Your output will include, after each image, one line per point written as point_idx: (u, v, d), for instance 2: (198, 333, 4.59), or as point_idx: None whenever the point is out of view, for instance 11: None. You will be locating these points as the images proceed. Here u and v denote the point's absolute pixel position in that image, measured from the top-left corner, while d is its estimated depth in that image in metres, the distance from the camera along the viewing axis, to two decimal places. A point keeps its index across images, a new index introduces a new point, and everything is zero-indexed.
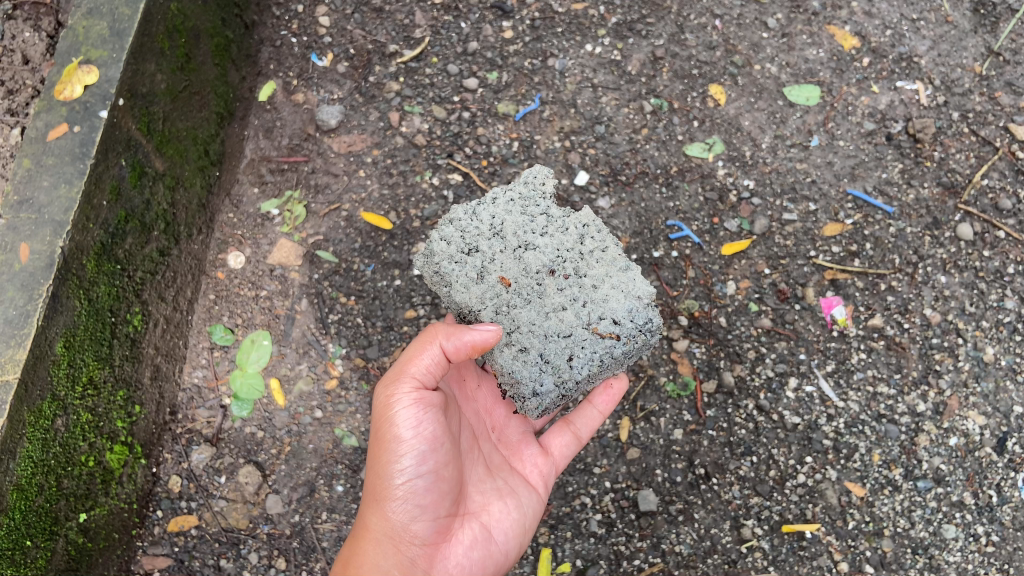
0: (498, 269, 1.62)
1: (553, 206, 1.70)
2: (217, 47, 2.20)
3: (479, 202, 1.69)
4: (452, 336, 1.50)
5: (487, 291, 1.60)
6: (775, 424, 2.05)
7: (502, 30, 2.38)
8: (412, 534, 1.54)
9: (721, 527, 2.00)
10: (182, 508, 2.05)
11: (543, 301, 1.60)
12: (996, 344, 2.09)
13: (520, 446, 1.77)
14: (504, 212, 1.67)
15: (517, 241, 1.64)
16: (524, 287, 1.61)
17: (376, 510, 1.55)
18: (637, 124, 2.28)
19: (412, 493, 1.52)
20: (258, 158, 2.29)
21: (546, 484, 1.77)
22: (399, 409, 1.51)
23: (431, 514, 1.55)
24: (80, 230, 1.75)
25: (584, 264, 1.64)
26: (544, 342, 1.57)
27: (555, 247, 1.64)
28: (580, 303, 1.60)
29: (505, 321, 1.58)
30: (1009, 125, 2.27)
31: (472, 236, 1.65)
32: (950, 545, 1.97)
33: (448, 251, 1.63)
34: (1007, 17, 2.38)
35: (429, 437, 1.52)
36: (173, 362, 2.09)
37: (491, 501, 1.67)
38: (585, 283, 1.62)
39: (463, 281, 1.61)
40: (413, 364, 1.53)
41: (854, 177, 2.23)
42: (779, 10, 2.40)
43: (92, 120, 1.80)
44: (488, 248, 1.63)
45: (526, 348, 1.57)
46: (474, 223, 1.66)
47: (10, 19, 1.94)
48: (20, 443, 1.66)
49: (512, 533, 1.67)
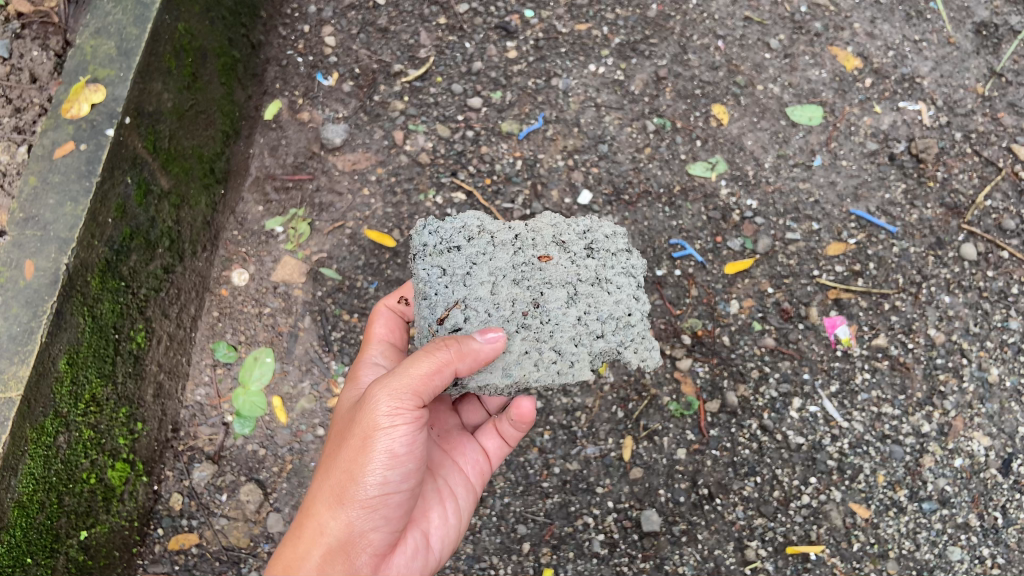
0: (566, 255, 1.67)
1: (601, 345, 1.61)
2: (223, 66, 2.22)
3: (638, 282, 1.68)
4: (466, 357, 1.46)
5: (545, 238, 1.68)
6: (779, 444, 2.04)
7: (507, 50, 2.40)
8: (368, 543, 1.48)
9: (725, 548, 1.99)
10: (184, 526, 2.05)
11: (506, 275, 1.63)
12: (1001, 364, 2.09)
13: (462, 443, 1.77)
14: (622, 299, 1.65)
15: (583, 293, 1.64)
16: (530, 270, 1.64)
17: (336, 513, 1.45)
18: (640, 143, 2.29)
19: (383, 505, 1.46)
20: (263, 176, 2.30)
21: (482, 486, 1.79)
22: (398, 425, 1.43)
23: (391, 526, 1.50)
24: (85, 247, 1.75)
25: (519, 336, 1.58)
26: (470, 252, 1.65)
27: (552, 321, 1.61)
28: (489, 310, 1.59)
29: (505, 238, 1.67)
30: (1012, 146, 2.28)
31: (602, 258, 1.68)
32: (955, 567, 1.96)
33: (599, 233, 1.71)
34: (1010, 39, 2.40)
35: (416, 457, 1.47)
36: (176, 380, 2.09)
37: (433, 507, 1.65)
38: (508, 329, 1.58)
39: (562, 228, 1.70)
40: (420, 374, 1.42)
41: (857, 197, 2.23)
42: (782, 31, 2.42)
43: (99, 138, 1.80)
44: (589, 262, 1.67)
45: (466, 238, 1.66)
46: (614, 264, 1.69)
47: (19, 38, 1.96)
48: (23, 460, 1.65)
49: (448, 541, 1.68)
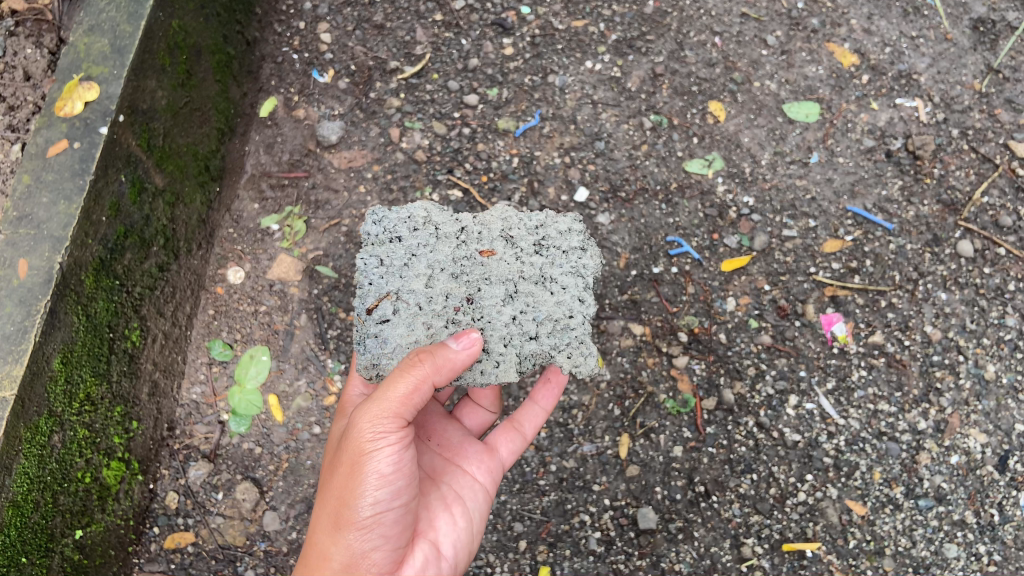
0: (511, 250, 1.70)
1: (530, 346, 1.63)
2: (218, 63, 2.21)
3: (583, 283, 1.70)
4: (442, 370, 1.44)
5: (492, 231, 1.71)
6: (776, 442, 2.04)
7: (503, 46, 2.39)
8: (372, 562, 1.46)
9: (721, 545, 1.99)
10: (179, 525, 2.05)
11: (445, 270, 1.67)
12: (997, 361, 2.09)
13: (463, 447, 1.75)
14: (565, 300, 1.67)
15: (524, 292, 1.67)
16: (470, 264, 1.68)
17: (336, 538, 1.46)
18: (637, 140, 2.28)
19: (381, 523, 1.45)
20: (258, 173, 2.29)
21: (492, 486, 1.74)
22: (382, 446, 1.42)
23: (394, 542, 1.49)
24: (79, 245, 1.75)
25: (446, 331, 1.62)
26: (411, 244, 1.69)
27: (484, 316, 1.64)
28: (420, 304, 1.64)
29: (449, 231, 1.70)
30: (1009, 142, 2.27)
31: (548, 258, 1.70)
32: (951, 565, 1.96)
33: (551, 229, 1.73)
34: (1007, 35, 2.39)
35: (406, 473, 1.46)
36: (171, 378, 2.09)
37: (439, 515, 1.61)
38: (437, 322, 1.62)
39: (512, 223, 1.73)
40: (399, 395, 1.42)
41: (854, 194, 2.23)
42: (778, 28, 2.41)
43: (92, 136, 1.80)
44: (535, 259, 1.70)
45: (410, 229, 1.70)
46: (560, 264, 1.70)
47: (13, 35, 1.95)
48: (16, 459, 1.64)
49: (460, 548, 1.63)
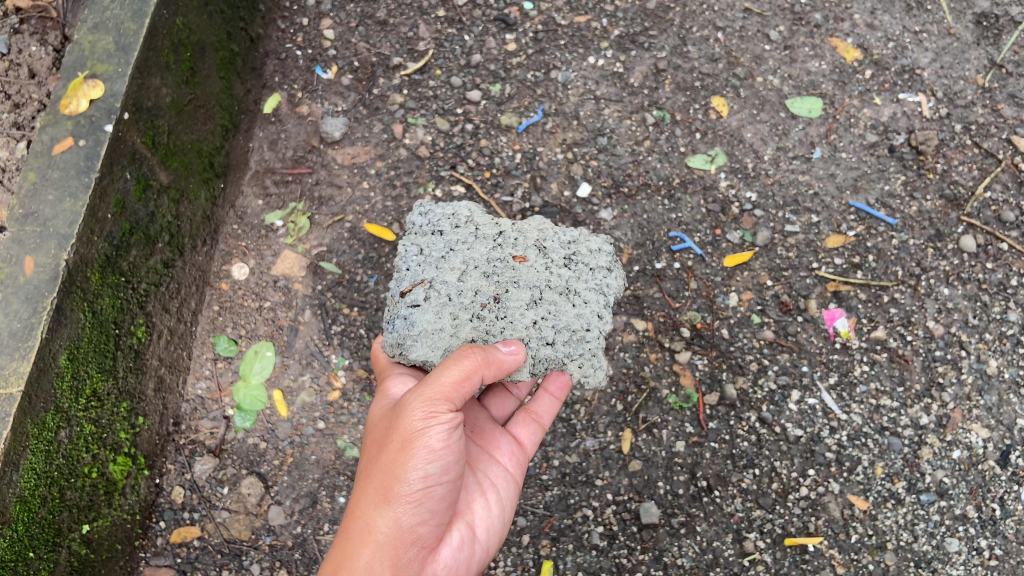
0: (542, 260, 1.74)
1: (546, 351, 1.68)
2: (222, 61, 2.22)
3: (606, 304, 1.77)
4: (491, 364, 1.52)
5: (527, 239, 1.77)
6: (778, 436, 2.05)
7: (505, 42, 2.39)
8: (416, 535, 1.44)
9: (724, 539, 2.00)
10: (185, 519, 2.06)
11: (478, 268, 1.71)
12: (999, 356, 2.09)
13: (495, 434, 1.73)
14: (584, 313, 1.73)
15: (548, 300, 1.71)
16: (503, 267, 1.72)
17: (382, 510, 1.42)
18: (640, 135, 2.28)
19: (428, 497, 1.43)
20: (262, 169, 2.30)
21: (521, 476, 1.74)
22: (434, 424, 1.42)
23: (436, 519, 1.47)
24: (85, 243, 1.76)
25: (470, 324, 1.65)
26: (450, 239, 1.76)
27: (507, 316, 1.67)
28: (449, 293, 1.68)
29: (488, 233, 1.77)
30: (1012, 137, 2.27)
31: (576, 273, 1.76)
32: (953, 559, 1.97)
33: (582, 246, 1.81)
34: (1010, 29, 2.39)
35: (455, 450, 1.46)
36: (177, 373, 2.10)
37: (475, 498, 1.62)
38: (462, 314, 1.66)
39: (547, 235, 1.79)
40: (451, 381, 1.45)
41: (856, 189, 2.23)
42: (781, 22, 2.41)
43: (97, 134, 1.80)
44: (563, 271, 1.75)
45: (452, 226, 1.78)
46: (586, 281, 1.77)
47: (18, 33, 1.96)
48: (24, 455, 1.66)
49: (491, 532, 1.64)
